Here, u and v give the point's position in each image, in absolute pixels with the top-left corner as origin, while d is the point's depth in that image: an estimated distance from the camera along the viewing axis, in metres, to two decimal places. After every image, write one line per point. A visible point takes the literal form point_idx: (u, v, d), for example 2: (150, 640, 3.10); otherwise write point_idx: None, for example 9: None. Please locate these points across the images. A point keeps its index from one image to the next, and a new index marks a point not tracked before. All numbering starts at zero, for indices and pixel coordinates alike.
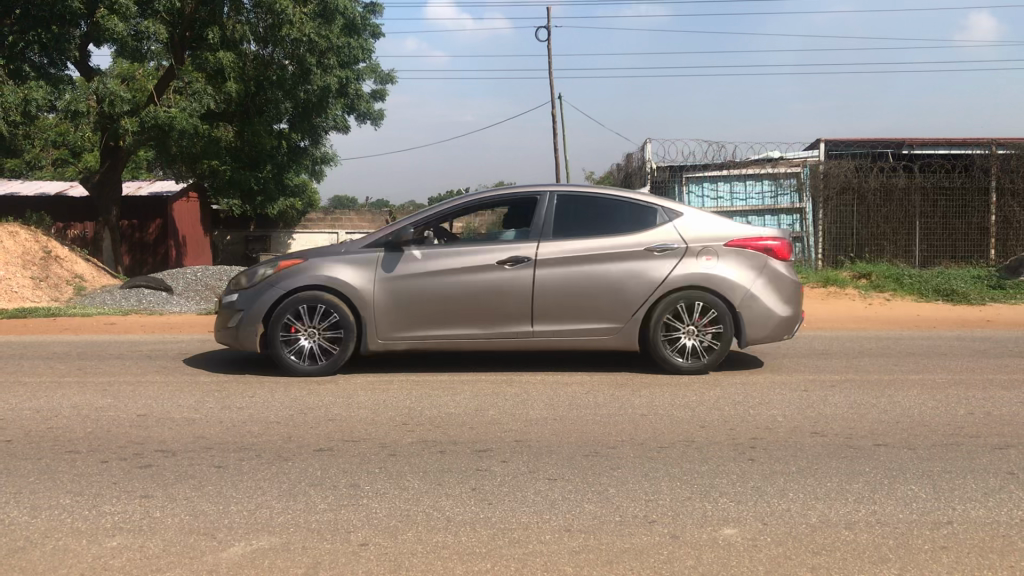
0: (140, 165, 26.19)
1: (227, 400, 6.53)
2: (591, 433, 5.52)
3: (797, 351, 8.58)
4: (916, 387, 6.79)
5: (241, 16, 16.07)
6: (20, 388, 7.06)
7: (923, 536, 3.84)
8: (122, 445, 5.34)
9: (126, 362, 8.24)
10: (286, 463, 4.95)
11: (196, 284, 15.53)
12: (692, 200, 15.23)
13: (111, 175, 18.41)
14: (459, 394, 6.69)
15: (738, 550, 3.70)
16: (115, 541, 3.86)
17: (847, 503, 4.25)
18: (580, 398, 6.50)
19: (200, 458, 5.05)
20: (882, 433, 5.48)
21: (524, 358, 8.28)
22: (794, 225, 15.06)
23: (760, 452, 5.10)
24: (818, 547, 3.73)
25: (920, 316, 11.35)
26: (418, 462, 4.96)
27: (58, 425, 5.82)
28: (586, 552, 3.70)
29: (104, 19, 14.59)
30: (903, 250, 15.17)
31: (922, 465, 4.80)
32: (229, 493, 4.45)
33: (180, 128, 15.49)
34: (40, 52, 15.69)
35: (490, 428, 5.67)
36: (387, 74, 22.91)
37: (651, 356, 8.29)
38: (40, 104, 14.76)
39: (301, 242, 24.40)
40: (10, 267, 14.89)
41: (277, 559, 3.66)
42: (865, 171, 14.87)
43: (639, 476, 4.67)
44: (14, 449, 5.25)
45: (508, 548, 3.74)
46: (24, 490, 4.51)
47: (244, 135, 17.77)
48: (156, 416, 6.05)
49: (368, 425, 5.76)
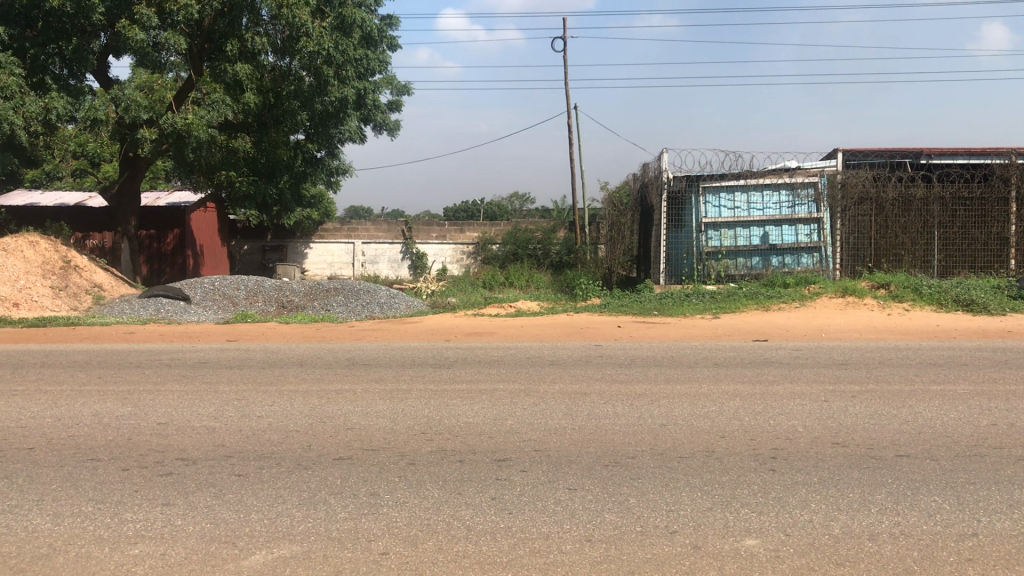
0: (159, 174, 26.33)
1: (247, 408, 6.56)
2: (610, 443, 5.51)
3: (816, 362, 8.51)
4: (938, 398, 6.73)
5: (259, 27, 15.91)
6: (40, 395, 7.12)
7: (948, 548, 3.81)
8: (143, 453, 5.37)
9: (146, 371, 8.28)
10: (306, 471, 4.97)
11: (214, 292, 15.56)
12: (709, 210, 15.21)
13: (130, 185, 18.49)
14: (476, 403, 6.69)
15: (760, 561, 3.68)
16: (137, 549, 3.88)
17: (870, 514, 4.21)
18: (598, 407, 6.51)
19: (221, 467, 5.07)
20: (905, 443, 5.44)
21: (539, 368, 8.30)
22: (813, 234, 15.05)
23: (780, 462, 5.07)
24: (841, 558, 3.71)
25: (938, 326, 11.28)
26: (438, 471, 4.97)
27: (80, 432, 5.87)
28: (608, 562, 3.69)
29: (125, 30, 14.70)
30: (922, 260, 15.01)
31: (946, 476, 4.76)
32: (250, 502, 4.46)
33: (196, 137, 15.54)
34: (60, 62, 15.90)
35: (508, 437, 5.67)
36: (404, 85, 23.15)
37: (667, 366, 8.28)
38: (61, 114, 14.93)
39: (317, 251, 24.50)
40: (31, 276, 15.01)
41: (298, 568, 3.66)
42: (883, 179, 14.85)
43: (659, 486, 4.65)
44: (37, 457, 5.28)
45: (528, 557, 3.73)
46: (47, 497, 4.55)
47: (260, 146, 17.82)
48: (176, 425, 6.07)
49: (386, 433, 5.78)
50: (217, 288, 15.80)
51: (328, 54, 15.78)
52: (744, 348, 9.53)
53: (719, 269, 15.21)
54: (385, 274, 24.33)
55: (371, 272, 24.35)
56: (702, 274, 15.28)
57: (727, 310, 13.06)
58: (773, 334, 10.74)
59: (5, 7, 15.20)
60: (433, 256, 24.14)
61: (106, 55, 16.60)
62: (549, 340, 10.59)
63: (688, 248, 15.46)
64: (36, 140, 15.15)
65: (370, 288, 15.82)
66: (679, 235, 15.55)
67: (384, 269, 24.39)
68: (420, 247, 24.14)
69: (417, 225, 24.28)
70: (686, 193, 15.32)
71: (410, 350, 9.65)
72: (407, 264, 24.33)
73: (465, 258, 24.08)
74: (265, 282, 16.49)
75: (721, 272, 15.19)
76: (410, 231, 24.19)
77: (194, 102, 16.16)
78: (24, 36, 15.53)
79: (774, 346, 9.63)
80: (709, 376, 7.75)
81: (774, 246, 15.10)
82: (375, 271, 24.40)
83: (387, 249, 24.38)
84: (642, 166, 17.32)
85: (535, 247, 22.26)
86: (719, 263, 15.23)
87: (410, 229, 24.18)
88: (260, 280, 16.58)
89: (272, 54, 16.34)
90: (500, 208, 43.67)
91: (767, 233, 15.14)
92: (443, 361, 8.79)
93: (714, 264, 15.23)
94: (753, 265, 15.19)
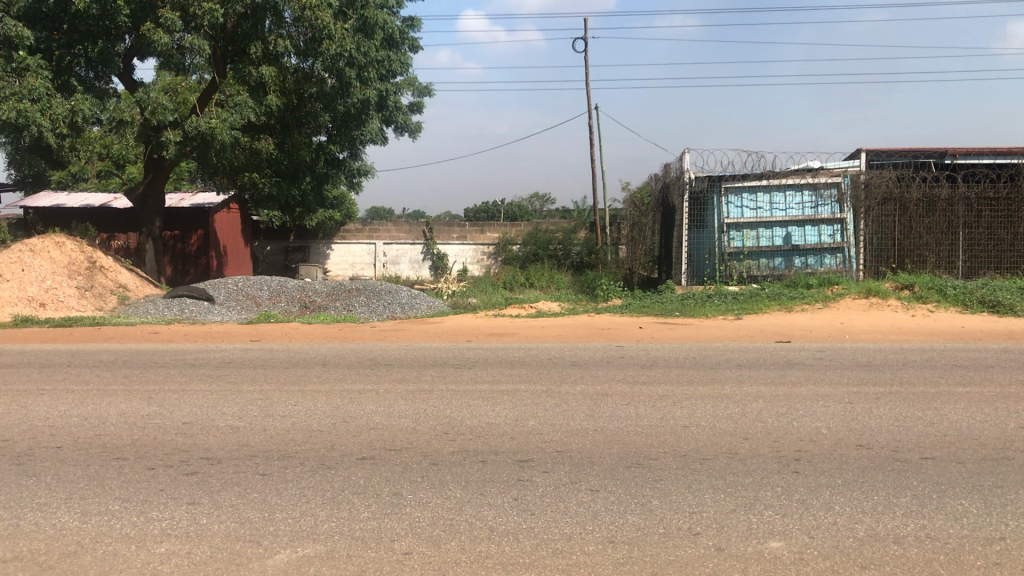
0: (183, 175, 26.52)
1: (270, 408, 6.60)
2: (633, 444, 5.51)
3: (839, 363, 8.46)
4: (964, 400, 6.67)
5: (282, 29, 16.05)
6: (68, 395, 7.20)
7: (975, 552, 3.78)
8: (168, 452, 5.42)
9: (172, 371, 8.35)
10: (329, 471, 5.00)
11: (237, 293, 15.67)
12: (731, 210, 15.14)
13: (154, 186, 18.63)
14: (498, 404, 6.70)
15: (784, 564, 3.67)
16: (163, 547, 3.92)
17: (895, 517, 4.19)
18: (620, 409, 6.50)
19: (245, 466, 5.10)
20: (930, 446, 5.40)
21: (561, 369, 8.30)
22: (836, 235, 14.94)
23: (804, 464, 5.04)
24: (865, 561, 3.69)
25: (963, 327, 11.16)
26: (461, 471, 4.99)
27: (107, 431, 5.94)
28: (630, 564, 3.68)
29: (150, 33, 14.78)
30: (946, 260, 14.86)
31: (972, 479, 4.72)
32: (274, 501, 4.49)
33: (220, 139, 15.61)
34: (86, 65, 16.03)
35: (530, 438, 5.67)
36: (426, 87, 23.21)
37: (689, 367, 8.26)
38: (87, 116, 15.00)
39: (339, 252, 24.63)
40: (57, 276, 15.18)
41: (322, 567, 3.68)
42: (907, 179, 14.74)
43: (682, 488, 4.64)
44: (65, 456, 5.34)
45: (551, 558, 3.74)
46: (75, 495, 4.60)
47: (283, 148, 17.92)
48: (201, 424, 6.12)
49: (409, 433, 5.80)
50: (240, 288, 15.92)
51: (350, 56, 15.85)
52: (767, 349, 9.47)
53: (741, 270, 15.15)
54: (406, 275, 24.31)
55: (392, 273, 24.36)
56: (724, 275, 15.22)
57: (750, 311, 13.00)
58: (796, 335, 10.69)
59: (32, 10, 15.39)
60: (454, 257, 24.16)
61: (130, 57, 16.74)
62: (571, 340, 10.58)
63: (711, 249, 15.41)
64: (62, 142, 15.25)
65: (392, 289, 15.89)
66: (702, 235, 15.49)
67: (405, 270, 24.39)
68: (441, 247, 24.18)
69: (438, 226, 24.34)
70: (708, 193, 15.24)
71: (432, 350, 9.68)
72: (428, 265, 24.32)
73: (486, 259, 24.03)
74: (287, 283, 16.59)
75: (743, 273, 15.13)
76: (431, 231, 24.27)
77: (217, 104, 16.25)
78: (50, 39, 15.69)
79: (797, 347, 9.57)
80: (732, 377, 7.72)
81: (797, 247, 15.03)
82: (396, 272, 24.41)
83: (408, 250, 24.40)
84: (664, 166, 17.25)
85: (555, 247, 22.26)
86: (741, 264, 15.16)
87: (431, 229, 24.27)
88: (282, 281, 16.69)
89: (295, 56, 16.43)
90: (520, 210, 43.73)
91: (789, 234, 15.07)
92: (465, 362, 8.81)
93: (736, 265, 15.17)
94: (776, 266, 15.12)
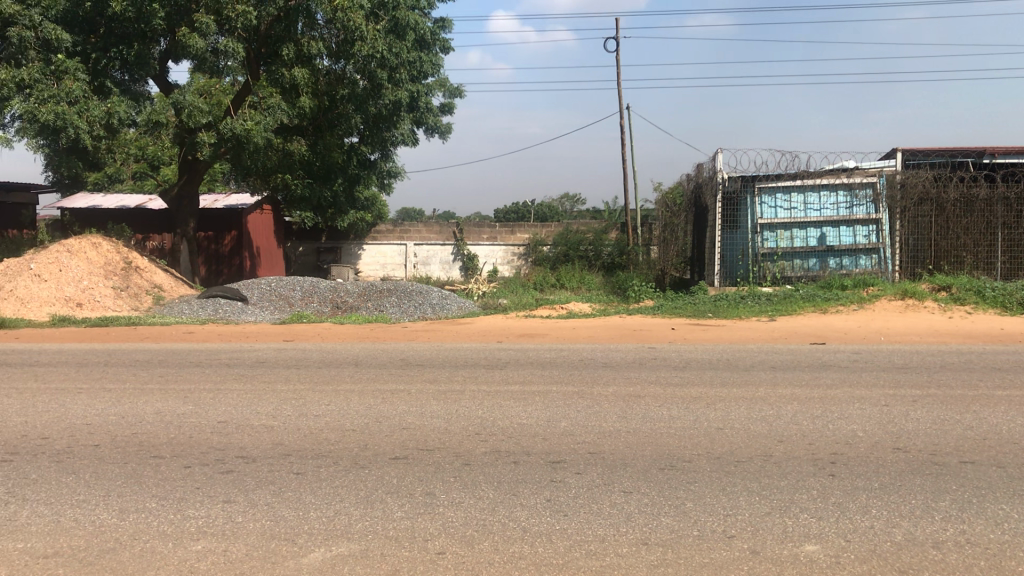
0: (217, 177, 26.78)
1: (303, 408, 6.63)
2: (667, 446, 5.48)
3: (875, 365, 8.35)
4: (1004, 403, 6.55)
5: (314, 32, 16.18)
6: (106, 394, 7.28)
7: (1017, 557, 3.71)
8: (204, 451, 5.47)
9: (207, 371, 8.43)
10: (362, 470, 5.02)
11: (270, 293, 15.79)
12: (765, 210, 15.02)
13: (188, 188, 18.83)
14: (530, 405, 6.69)
15: (821, 567, 3.63)
16: (199, 545, 3.96)
17: (934, 521, 4.12)
18: (653, 411, 6.46)
19: (279, 465, 5.14)
20: (970, 450, 5.31)
21: (593, 370, 8.27)
22: (871, 236, 14.77)
23: (840, 468, 4.98)
24: (904, 566, 3.63)
25: (1002, 329, 10.98)
26: (493, 472, 4.98)
27: (144, 430, 6.00)
28: (664, 566, 3.66)
29: (185, 37, 14.97)
30: (985, 262, 14.57)
31: (1014, 484, 4.63)
32: (308, 500, 4.52)
33: (253, 141, 15.76)
34: (122, 68, 16.25)
35: (563, 439, 5.65)
36: (457, 88, 23.28)
37: (723, 369, 8.20)
38: (123, 118, 15.23)
39: (371, 253, 24.69)
40: (94, 276, 15.39)
41: (356, 566, 3.70)
42: (944, 179, 14.51)
43: (716, 491, 4.60)
44: (102, 454, 5.41)
45: (585, 560, 3.72)
46: (113, 493, 4.65)
47: (315, 149, 18.04)
48: (235, 423, 6.17)
49: (441, 434, 5.81)
50: (273, 289, 16.04)
51: (382, 58, 15.95)
52: (802, 351, 9.36)
53: (775, 271, 14.99)
54: (436, 276, 24.18)
55: (422, 274, 24.14)
56: (758, 276, 15.11)
57: (783, 312, 12.88)
58: (831, 337, 10.56)
59: (70, 14, 15.63)
60: (484, 258, 24.03)
61: (165, 60, 16.95)
62: (603, 342, 10.53)
63: (744, 250, 15.29)
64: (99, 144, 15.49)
65: (423, 290, 15.95)
66: (734, 236, 15.38)
67: (435, 271, 24.20)
68: (471, 248, 24.13)
69: (469, 226, 24.37)
70: (741, 193, 15.15)
71: (463, 351, 9.69)
72: (458, 266, 24.21)
73: (516, 260, 23.82)
74: (320, 283, 16.70)
75: (777, 274, 14.98)
76: (462, 232, 24.33)
77: (251, 106, 16.40)
78: (87, 42, 15.93)
79: (832, 350, 9.46)
80: (767, 379, 7.64)
81: (831, 248, 14.89)
82: (426, 273, 24.20)
83: (438, 251, 24.34)
84: (696, 167, 17.19)
85: (586, 248, 22.18)
86: (775, 265, 15.00)
87: (462, 230, 24.35)
88: (314, 281, 16.80)
89: (327, 58, 16.56)
90: (551, 211, 43.65)
91: (824, 235, 14.93)
92: (496, 363, 8.81)
93: (770, 266, 15.02)
94: (810, 267, 14.99)
